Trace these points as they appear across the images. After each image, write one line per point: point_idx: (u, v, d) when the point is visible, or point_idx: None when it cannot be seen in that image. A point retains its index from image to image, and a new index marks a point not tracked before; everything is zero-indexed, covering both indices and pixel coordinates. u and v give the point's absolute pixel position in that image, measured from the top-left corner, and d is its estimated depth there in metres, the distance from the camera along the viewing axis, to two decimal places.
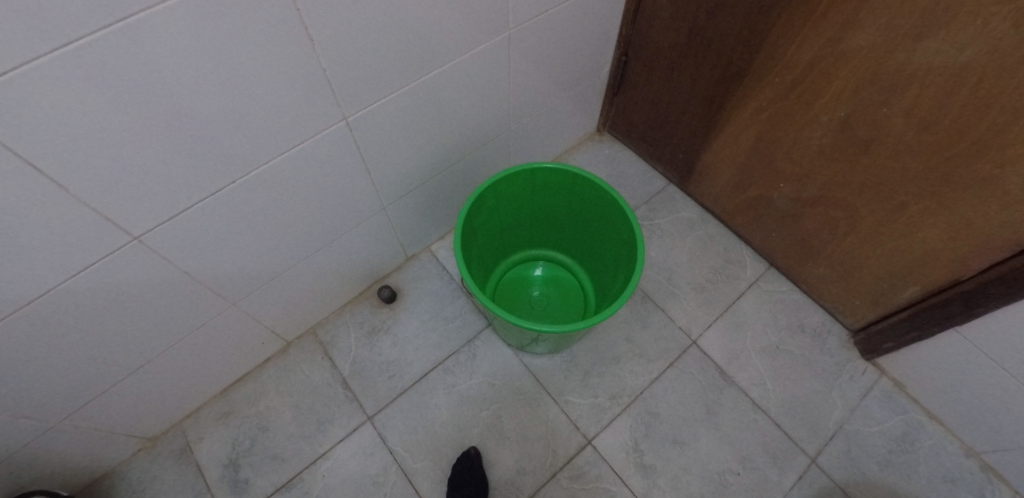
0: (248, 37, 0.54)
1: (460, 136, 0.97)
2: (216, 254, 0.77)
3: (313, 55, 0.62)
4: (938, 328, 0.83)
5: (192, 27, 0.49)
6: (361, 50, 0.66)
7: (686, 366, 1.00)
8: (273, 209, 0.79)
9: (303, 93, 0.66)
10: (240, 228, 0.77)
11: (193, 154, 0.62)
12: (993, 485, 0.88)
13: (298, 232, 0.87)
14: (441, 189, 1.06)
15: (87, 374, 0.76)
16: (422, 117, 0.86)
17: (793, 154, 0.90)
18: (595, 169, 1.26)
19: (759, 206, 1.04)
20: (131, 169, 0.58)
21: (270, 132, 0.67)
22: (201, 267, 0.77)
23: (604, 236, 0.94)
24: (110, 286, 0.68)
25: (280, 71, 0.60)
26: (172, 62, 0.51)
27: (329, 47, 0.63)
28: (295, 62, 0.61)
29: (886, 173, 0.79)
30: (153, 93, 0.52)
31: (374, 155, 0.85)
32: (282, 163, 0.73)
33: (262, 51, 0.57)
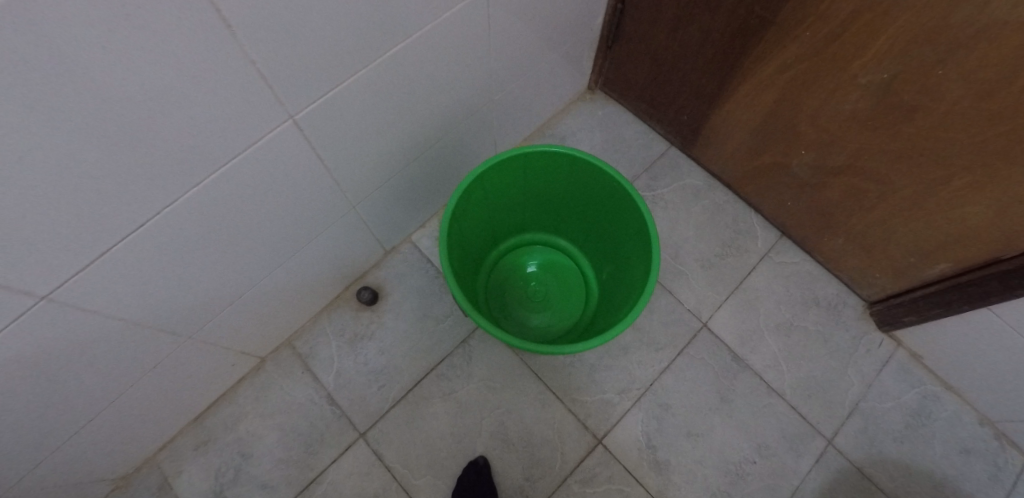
0: (147, 42, 0.39)
1: (436, 115, 0.83)
2: (155, 291, 0.64)
3: (241, 51, 0.47)
4: (968, 306, 0.78)
5: (57, 41, 0.34)
6: (306, 36, 0.51)
7: (697, 351, 0.94)
8: (217, 232, 0.65)
9: (235, 98, 0.51)
10: (181, 259, 0.64)
11: (100, 191, 0.48)
12: (1006, 452, 0.86)
13: (253, 249, 0.74)
14: (417, 175, 0.92)
15: (28, 440, 0.66)
16: (389, 102, 0.71)
17: (818, 120, 0.79)
18: (588, 135, 1.12)
19: (775, 173, 0.94)
20: (15, 225, 0.44)
21: (198, 148, 0.52)
22: (139, 308, 0.64)
23: (614, 225, 0.85)
24: (23, 356, 0.55)
25: (201, 76, 0.46)
26: (40, 90, 0.36)
27: (262, 40, 0.47)
28: (219, 63, 0.46)
29: (930, 143, 0.69)
30: (22, 132, 0.38)
31: (334, 154, 0.71)
32: (220, 181, 0.59)
33: (172, 56, 0.42)
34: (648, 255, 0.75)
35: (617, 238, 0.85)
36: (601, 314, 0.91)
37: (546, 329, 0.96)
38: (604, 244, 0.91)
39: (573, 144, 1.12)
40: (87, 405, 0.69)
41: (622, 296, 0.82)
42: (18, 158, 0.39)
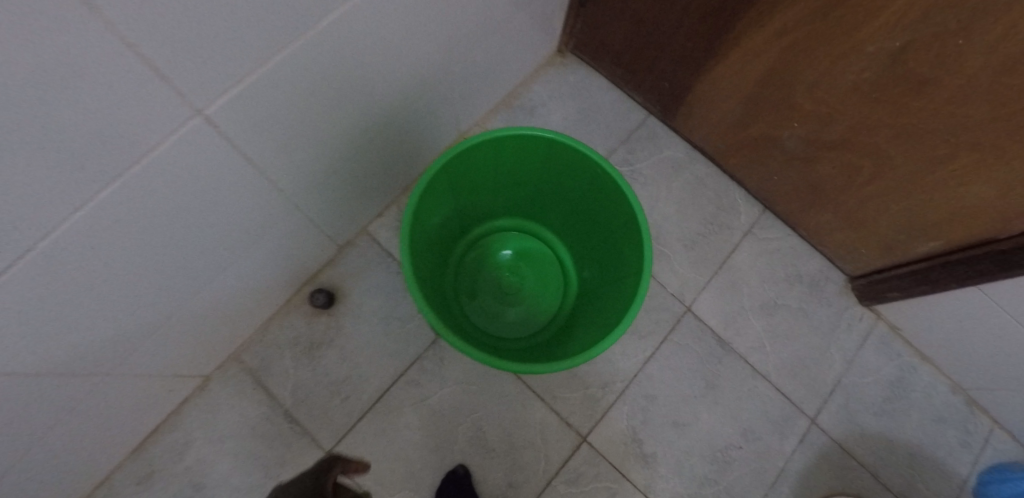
0: None
1: (387, 93, 0.70)
2: (43, 336, 0.52)
3: (121, 45, 0.34)
4: (956, 284, 0.75)
5: None
6: (211, 16, 0.38)
7: (681, 337, 0.90)
8: (120, 257, 0.53)
9: (120, 101, 0.38)
10: (79, 294, 0.51)
11: None
12: (976, 418, 0.89)
13: (174, 265, 0.61)
14: (369, 161, 0.80)
15: None
16: (329, 84, 0.58)
17: (816, 90, 0.72)
18: (560, 104, 1.02)
19: (763, 146, 0.87)
20: None
21: (76, 168, 0.39)
22: (29, 356, 0.52)
23: (600, 216, 0.78)
24: None
25: (66, 83, 0.32)
26: None
27: (150, 29, 0.34)
28: (91, 62, 0.33)
29: (937, 119, 0.63)
30: None
31: (260, 151, 0.58)
32: (114, 201, 0.46)
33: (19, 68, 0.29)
34: (639, 245, 0.68)
35: (601, 223, 0.79)
36: (582, 310, 0.84)
37: (522, 325, 0.89)
38: (587, 234, 0.84)
39: (544, 115, 1.01)
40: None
41: (609, 290, 0.76)
42: None
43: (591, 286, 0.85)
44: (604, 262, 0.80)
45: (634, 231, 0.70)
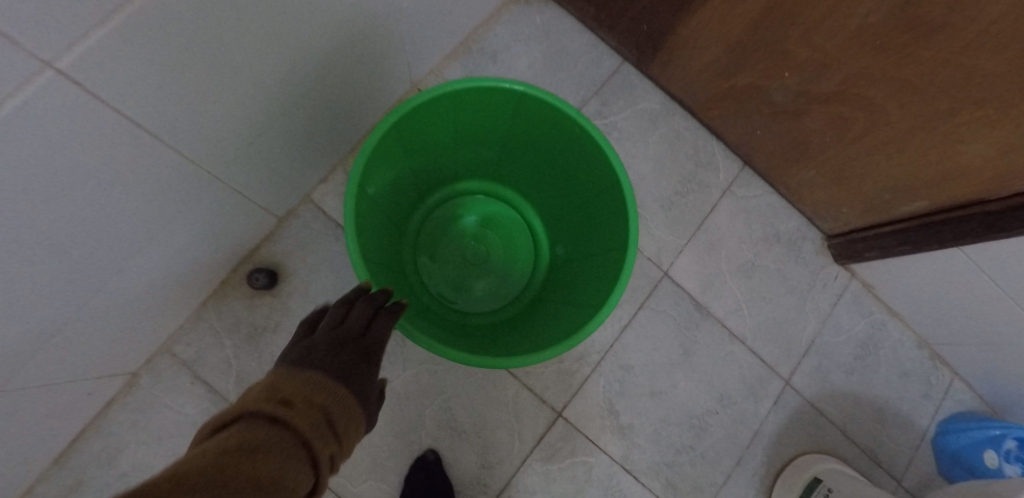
0: None
1: (320, 37, 0.57)
2: None
3: None
4: (938, 245, 0.74)
5: None
6: None
7: (659, 303, 0.86)
8: None
9: None
10: None
11: None
12: (938, 370, 0.91)
13: (63, 257, 0.50)
14: (303, 118, 0.68)
15: None
16: (238, 27, 0.45)
17: (814, 36, 0.64)
18: (525, 49, 0.90)
19: (748, 97, 0.80)
20: None
21: None
22: None
23: (578, 181, 0.70)
24: None
25: None
26: None
27: None
28: None
29: (944, 71, 0.57)
30: None
31: (148, 111, 0.46)
32: None
33: None
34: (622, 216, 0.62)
35: (576, 188, 0.71)
36: (556, 281, 0.78)
37: (489, 298, 0.82)
38: (560, 198, 0.76)
39: (508, 62, 0.89)
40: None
41: (587, 263, 0.70)
42: None
43: (565, 256, 0.78)
44: (580, 230, 0.73)
45: (618, 203, 0.63)
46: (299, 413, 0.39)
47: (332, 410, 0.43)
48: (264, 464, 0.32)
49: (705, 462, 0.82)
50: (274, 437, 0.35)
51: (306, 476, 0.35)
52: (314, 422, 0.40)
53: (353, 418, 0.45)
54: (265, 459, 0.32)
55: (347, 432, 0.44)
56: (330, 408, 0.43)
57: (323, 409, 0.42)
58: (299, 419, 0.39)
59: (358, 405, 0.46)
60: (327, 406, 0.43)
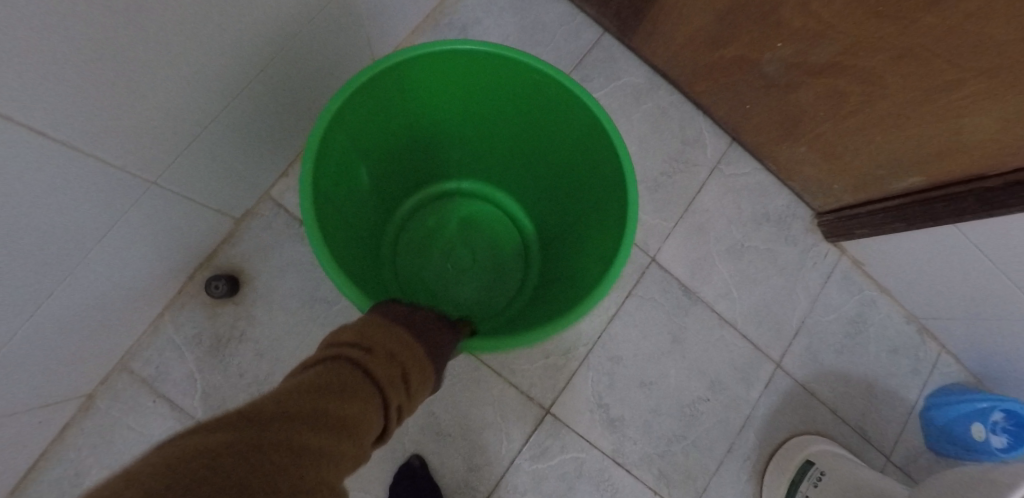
0: None
1: (259, 18, 0.51)
2: None
3: None
4: (932, 223, 0.71)
5: None
6: None
7: (647, 291, 0.83)
8: None
9: None
10: None
11: None
12: (926, 345, 0.90)
13: None
14: (251, 111, 0.61)
15: None
16: (151, 8, 0.38)
17: (811, 3, 0.59)
18: (497, 21, 0.83)
19: (736, 70, 0.75)
20: None
21: None
22: None
23: (555, 141, 0.65)
24: None
25: None
26: None
27: None
28: None
29: (952, 39, 0.52)
30: None
31: (52, 117, 0.39)
32: None
33: None
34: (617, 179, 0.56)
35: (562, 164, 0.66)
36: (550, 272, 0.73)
37: (485, 291, 0.77)
38: (545, 181, 0.71)
39: (479, 36, 0.82)
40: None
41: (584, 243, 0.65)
42: None
43: (556, 222, 0.73)
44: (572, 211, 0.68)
45: (604, 151, 0.58)
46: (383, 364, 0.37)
47: (411, 364, 0.39)
48: (341, 410, 0.29)
49: (698, 450, 0.80)
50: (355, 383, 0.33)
51: (376, 429, 0.32)
52: (390, 372, 0.36)
53: (428, 379, 0.42)
54: (342, 403, 0.30)
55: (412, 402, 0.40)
56: (409, 367, 0.39)
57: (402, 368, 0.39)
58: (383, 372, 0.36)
59: (432, 369, 0.42)
60: (407, 361, 0.39)
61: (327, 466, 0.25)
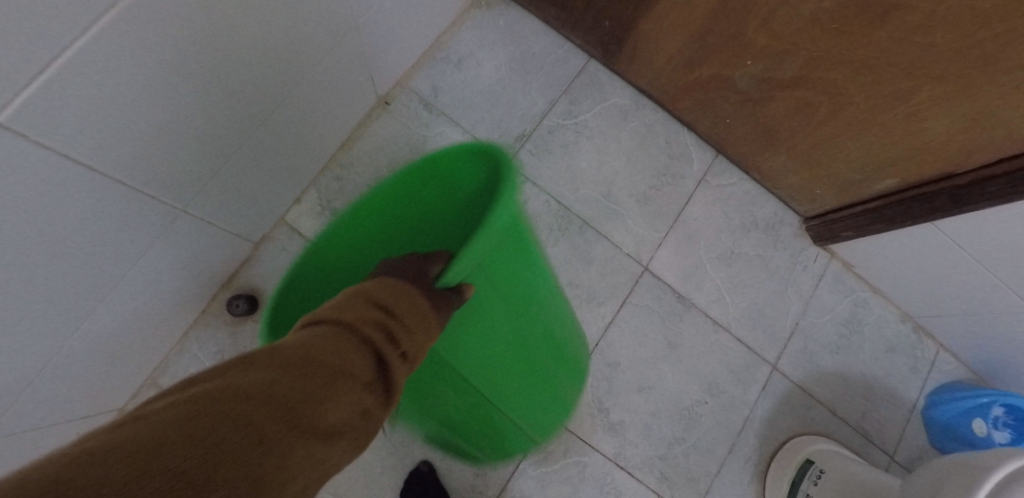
0: None
1: (272, 59, 0.58)
2: None
3: None
4: (911, 221, 0.74)
5: None
6: None
7: (641, 298, 0.87)
8: None
9: None
10: None
11: None
12: (923, 344, 0.91)
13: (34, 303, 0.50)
14: (268, 144, 0.68)
15: None
16: (180, 52, 0.46)
17: (772, 23, 0.64)
18: (490, 53, 0.90)
19: (713, 88, 0.80)
20: None
21: None
22: None
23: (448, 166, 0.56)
24: None
25: None
26: None
27: None
28: None
29: (902, 48, 0.57)
30: None
31: (97, 152, 0.45)
32: None
33: None
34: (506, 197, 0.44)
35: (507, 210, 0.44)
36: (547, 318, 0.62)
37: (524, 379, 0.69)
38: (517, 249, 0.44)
39: (474, 67, 0.89)
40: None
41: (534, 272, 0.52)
42: None
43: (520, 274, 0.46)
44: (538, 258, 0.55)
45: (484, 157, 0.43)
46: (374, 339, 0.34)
47: (375, 294, 0.37)
48: (280, 367, 0.28)
49: (698, 453, 0.83)
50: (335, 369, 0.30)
51: (343, 371, 0.30)
52: (351, 309, 0.35)
53: (413, 295, 0.39)
54: (321, 372, 0.29)
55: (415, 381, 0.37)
56: (377, 298, 0.37)
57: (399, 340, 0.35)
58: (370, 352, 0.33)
59: (410, 286, 0.39)
60: (371, 293, 0.37)
61: (265, 411, 0.25)
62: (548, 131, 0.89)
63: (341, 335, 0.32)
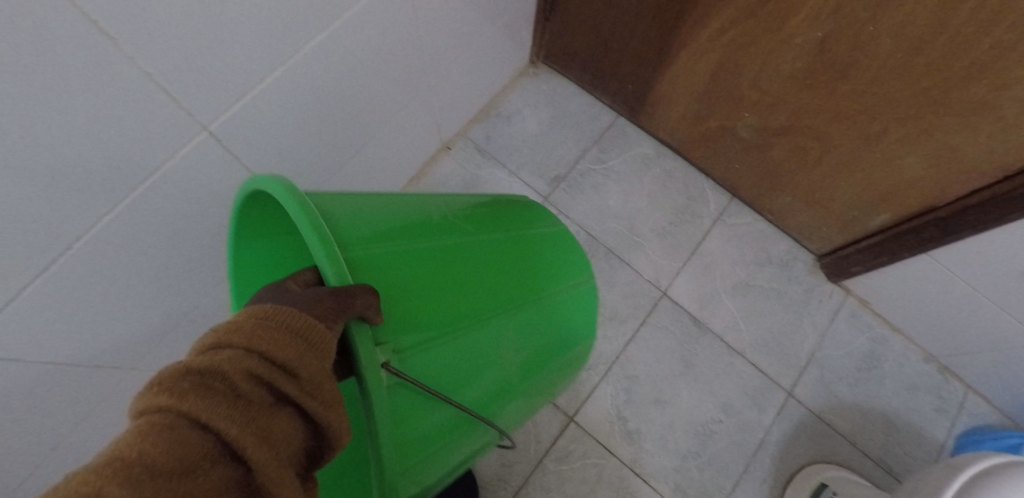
0: (61, 73, 0.39)
1: (372, 105, 0.80)
2: (101, 331, 0.60)
3: (142, 73, 0.45)
4: (909, 253, 0.81)
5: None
6: (208, 45, 0.49)
7: (660, 320, 0.96)
8: (159, 260, 0.62)
9: (149, 109, 0.48)
10: (121, 293, 0.60)
11: (31, 231, 0.45)
12: (949, 384, 0.92)
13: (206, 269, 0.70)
14: (359, 171, 0.89)
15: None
16: (318, 94, 0.68)
17: (759, 81, 0.79)
18: (534, 111, 1.10)
19: (721, 138, 0.94)
20: None
21: (117, 173, 0.50)
22: (89, 351, 0.60)
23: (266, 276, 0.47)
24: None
25: (123, 99, 0.45)
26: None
27: (160, 53, 0.45)
28: (130, 82, 0.45)
29: (868, 98, 0.69)
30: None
31: (260, 160, 0.67)
32: (154, 200, 0.55)
33: (95, 85, 0.42)
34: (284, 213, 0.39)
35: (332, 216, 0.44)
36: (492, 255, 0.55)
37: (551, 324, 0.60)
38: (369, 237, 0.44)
39: (520, 122, 1.09)
40: (36, 467, 0.63)
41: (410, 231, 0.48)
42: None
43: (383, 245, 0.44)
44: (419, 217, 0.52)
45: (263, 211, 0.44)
46: (226, 364, 0.26)
47: (228, 364, 0.26)
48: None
49: (713, 469, 0.87)
50: (162, 436, 0.23)
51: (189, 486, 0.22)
52: (199, 393, 0.25)
53: (285, 343, 0.28)
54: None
55: (337, 394, 0.30)
56: (225, 364, 0.26)
57: (272, 351, 0.28)
58: (222, 383, 0.25)
59: (277, 333, 0.28)
60: (219, 362, 0.26)
61: None
62: (580, 174, 1.06)
63: (169, 391, 0.25)
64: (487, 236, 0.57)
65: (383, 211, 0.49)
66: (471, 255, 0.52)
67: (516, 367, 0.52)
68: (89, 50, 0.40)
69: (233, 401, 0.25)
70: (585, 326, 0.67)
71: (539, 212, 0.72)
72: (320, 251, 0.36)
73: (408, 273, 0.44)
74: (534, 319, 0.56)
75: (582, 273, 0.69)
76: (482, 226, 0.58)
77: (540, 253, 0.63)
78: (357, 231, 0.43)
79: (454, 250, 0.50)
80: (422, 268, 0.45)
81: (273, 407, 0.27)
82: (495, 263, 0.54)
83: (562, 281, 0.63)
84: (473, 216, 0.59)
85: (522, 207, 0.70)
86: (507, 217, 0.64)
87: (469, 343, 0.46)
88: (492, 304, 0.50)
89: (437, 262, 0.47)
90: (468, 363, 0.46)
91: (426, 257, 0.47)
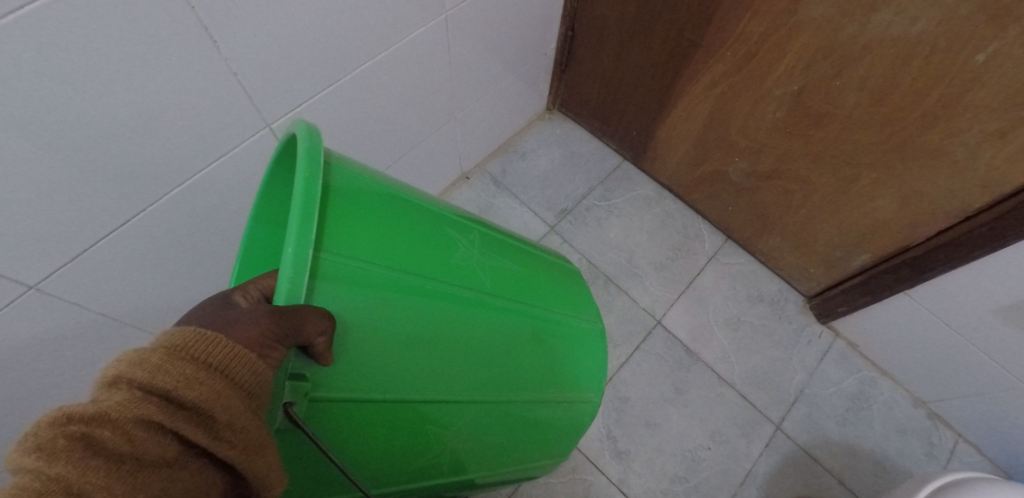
0: (188, 68, 0.52)
1: (408, 128, 0.92)
2: (156, 294, 0.68)
3: (232, 77, 0.57)
4: (889, 292, 0.86)
5: (142, 71, 0.48)
6: (288, 58, 0.62)
7: (653, 347, 1.01)
8: (217, 239, 0.71)
9: (237, 103, 0.60)
10: (180, 263, 0.68)
11: (136, 191, 0.56)
12: (939, 431, 0.94)
13: None
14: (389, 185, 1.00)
15: None
16: (364, 111, 0.80)
17: (746, 127, 0.89)
18: (547, 151, 1.22)
19: (715, 181, 1.04)
20: (67, 222, 0.52)
21: (207, 154, 0.61)
22: (141, 312, 0.68)
23: (269, 207, 0.45)
24: (50, 345, 0.60)
25: (223, 95, 0.58)
26: (131, 107, 0.50)
27: (249, 60, 0.57)
28: (227, 82, 0.57)
29: (838, 146, 0.79)
30: (119, 139, 0.51)
31: None
32: (222, 185, 0.66)
33: (209, 79, 0.55)
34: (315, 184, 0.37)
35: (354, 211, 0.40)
36: (509, 324, 0.50)
37: (528, 419, 0.55)
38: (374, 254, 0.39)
39: (534, 159, 1.21)
40: None
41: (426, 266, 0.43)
42: (103, 164, 0.51)
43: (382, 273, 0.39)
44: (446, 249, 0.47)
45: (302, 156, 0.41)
46: (120, 409, 0.25)
47: (121, 408, 0.25)
48: None
49: (698, 495, 0.89)
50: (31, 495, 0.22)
51: None
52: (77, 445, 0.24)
53: (198, 385, 0.27)
54: None
55: (263, 439, 0.30)
56: (115, 412, 0.25)
57: (179, 393, 0.26)
58: (111, 433, 0.24)
59: (189, 373, 0.27)
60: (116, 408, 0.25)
61: None
62: (586, 208, 1.15)
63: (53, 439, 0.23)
64: (511, 302, 0.51)
65: (409, 223, 0.45)
66: (485, 317, 0.47)
67: (449, 450, 0.48)
68: (203, 54, 0.52)
69: (119, 460, 0.24)
70: (557, 438, 0.62)
71: (583, 305, 0.66)
72: (291, 239, 0.32)
73: (385, 309, 0.38)
74: (505, 411, 0.51)
75: (589, 390, 0.63)
76: (511, 286, 0.53)
77: (553, 345, 0.56)
78: (358, 232, 0.39)
79: (466, 300, 0.45)
80: (416, 307, 0.40)
81: (178, 460, 0.26)
82: (501, 337, 0.48)
83: (559, 385, 0.57)
84: (507, 272, 0.54)
85: (566, 291, 0.64)
86: (543, 288, 0.59)
87: (407, 405, 0.41)
88: (466, 379, 0.45)
89: (435, 312, 0.41)
90: (396, 426, 0.41)
91: (429, 294, 0.41)
